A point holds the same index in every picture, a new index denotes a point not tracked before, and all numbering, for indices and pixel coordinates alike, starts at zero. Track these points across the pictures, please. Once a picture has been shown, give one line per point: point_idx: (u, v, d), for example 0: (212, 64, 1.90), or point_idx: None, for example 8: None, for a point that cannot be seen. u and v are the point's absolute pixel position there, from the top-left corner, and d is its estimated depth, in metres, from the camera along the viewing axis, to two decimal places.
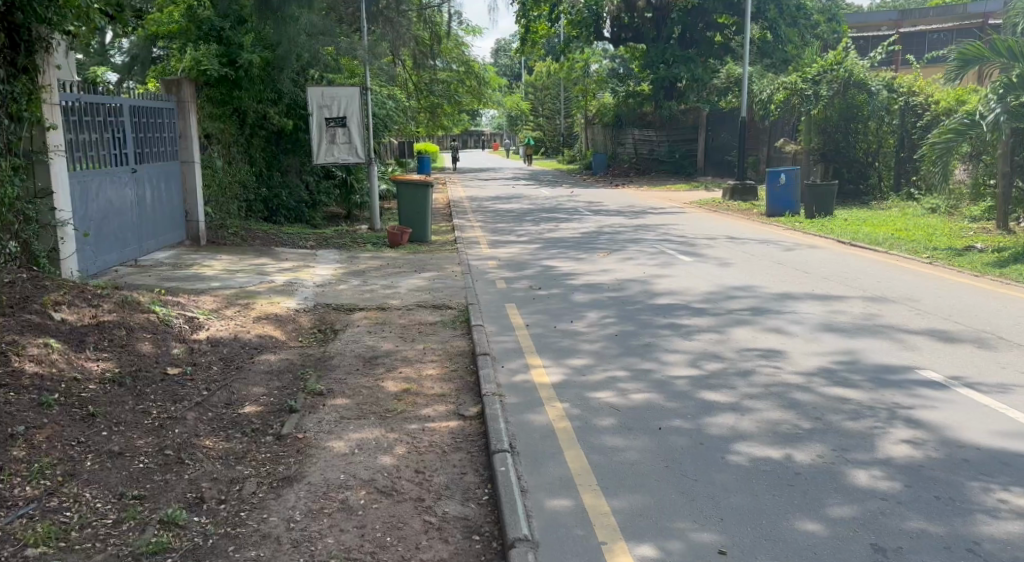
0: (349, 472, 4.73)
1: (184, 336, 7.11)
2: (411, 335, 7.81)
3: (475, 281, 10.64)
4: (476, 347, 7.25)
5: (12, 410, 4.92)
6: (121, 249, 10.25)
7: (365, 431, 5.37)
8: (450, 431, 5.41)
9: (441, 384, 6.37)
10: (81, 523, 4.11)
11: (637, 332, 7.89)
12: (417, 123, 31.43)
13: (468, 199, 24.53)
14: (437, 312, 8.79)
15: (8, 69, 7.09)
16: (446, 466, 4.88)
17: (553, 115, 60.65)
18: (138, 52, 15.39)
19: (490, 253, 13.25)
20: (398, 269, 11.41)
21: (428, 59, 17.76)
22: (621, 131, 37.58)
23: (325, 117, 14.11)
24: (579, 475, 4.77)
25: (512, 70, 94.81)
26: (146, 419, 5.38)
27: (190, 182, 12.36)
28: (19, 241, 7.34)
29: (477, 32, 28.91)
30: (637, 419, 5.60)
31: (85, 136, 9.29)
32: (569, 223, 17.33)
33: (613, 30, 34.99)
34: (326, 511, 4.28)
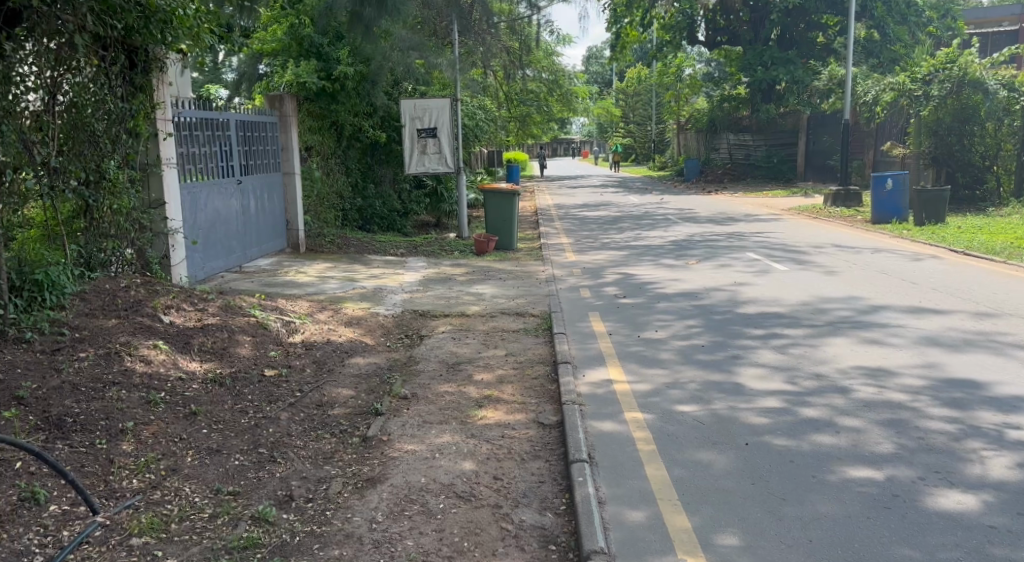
0: (430, 476, 4.94)
1: (281, 340, 7.48)
2: (494, 342, 8.01)
3: (560, 289, 10.77)
4: (557, 356, 7.39)
5: (122, 406, 5.32)
6: (227, 255, 10.82)
7: (446, 436, 5.57)
8: (528, 439, 5.56)
9: (523, 392, 6.52)
10: (180, 516, 4.42)
11: (724, 343, 7.87)
12: (506, 131, 31.78)
13: (555, 206, 24.70)
14: (519, 320, 8.96)
15: (126, 88, 7.62)
16: (524, 474, 5.03)
17: (646, 120, 60.06)
18: (243, 69, 16.08)
19: (578, 260, 13.38)
20: (485, 276, 11.62)
21: (518, 71, 17.99)
22: (715, 135, 36.88)
23: (417, 128, 14.52)
24: (660, 489, 4.84)
25: (603, 77, 94.71)
26: (243, 418, 5.71)
27: (291, 192, 12.92)
28: (134, 247, 7.88)
29: (567, 41, 29.03)
30: (722, 434, 5.62)
31: (195, 150, 9.84)
32: (657, 231, 17.26)
33: (708, 34, 34.51)
34: (406, 514, 4.49)
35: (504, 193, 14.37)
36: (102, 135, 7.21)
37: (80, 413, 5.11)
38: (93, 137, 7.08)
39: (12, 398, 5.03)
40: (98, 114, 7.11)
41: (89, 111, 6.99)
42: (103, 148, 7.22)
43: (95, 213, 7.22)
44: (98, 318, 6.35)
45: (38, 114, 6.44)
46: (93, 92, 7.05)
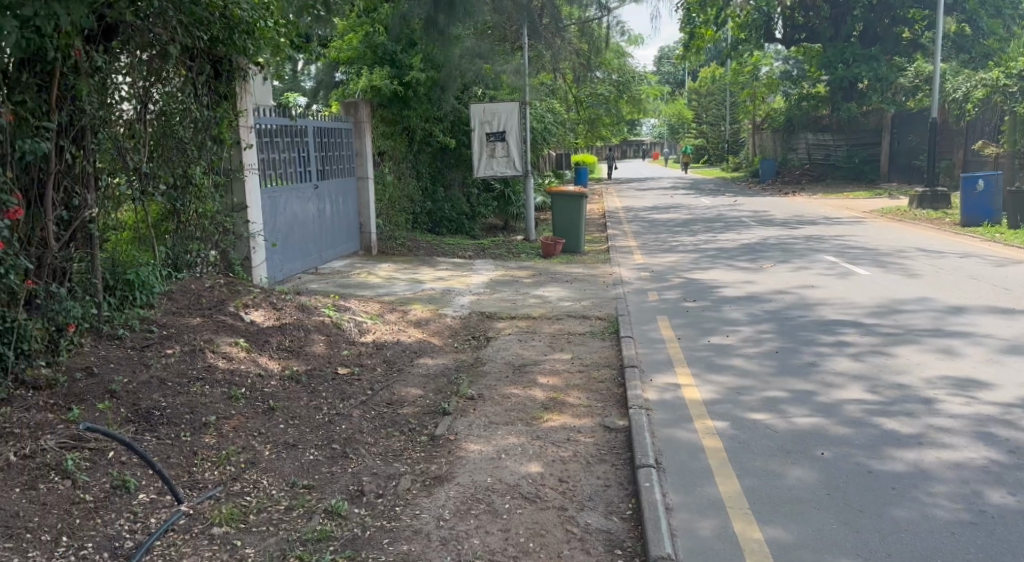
0: (496, 476, 5.06)
1: (353, 339, 7.71)
2: (560, 345, 8.10)
3: (628, 292, 10.78)
4: (624, 360, 7.42)
5: (206, 401, 5.59)
6: (304, 257, 11.19)
7: (513, 437, 5.68)
8: (594, 443, 5.63)
9: (589, 395, 6.59)
10: (258, 508, 4.63)
11: (797, 350, 7.78)
12: (576, 133, 31.84)
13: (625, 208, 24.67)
14: (586, 323, 9.02)
15: (211, 96, 8.00)
16: (590, 478, 5.10)
17: (719, 120, 59.16)
18: (321, 76, 16.52)
19: (647, 263, 13.34)
20: (553, 279, 11.70)
21: (588, 73, 18.03)
22: (793, 135, 36.30)
23: (486, 132, 14.70)
24: (731, 498, 4.86)
25: (675, 77, 93.82)
26: (318, 414, 5.92)
27: (365, 196, 13.26)
28: (218, 249, 8.31)
29: (638, 42, 28.90)
30: (797, 443, 5.59)
31: (276, 155, 10.19)
32: (729, 234, 17.07)
33: (786, 32, 33.91)
34: (473, 513, 4.61)
35: (571, 195, 14.44)
36: (188, 143, 7.58)
37: (167, 406, 5.37)
38: (180, 144, 7.46)
39: (105, 390, 5.31)
40: (184, 122, 7.47)
41: (176, 119, 7.33)
42: (189, 155, 7.59)
43: (182, 217, 7.63)
44: (183, 317, 6.71)
45: (131, 121, 6.72)
46: (182, 101, 7.41)
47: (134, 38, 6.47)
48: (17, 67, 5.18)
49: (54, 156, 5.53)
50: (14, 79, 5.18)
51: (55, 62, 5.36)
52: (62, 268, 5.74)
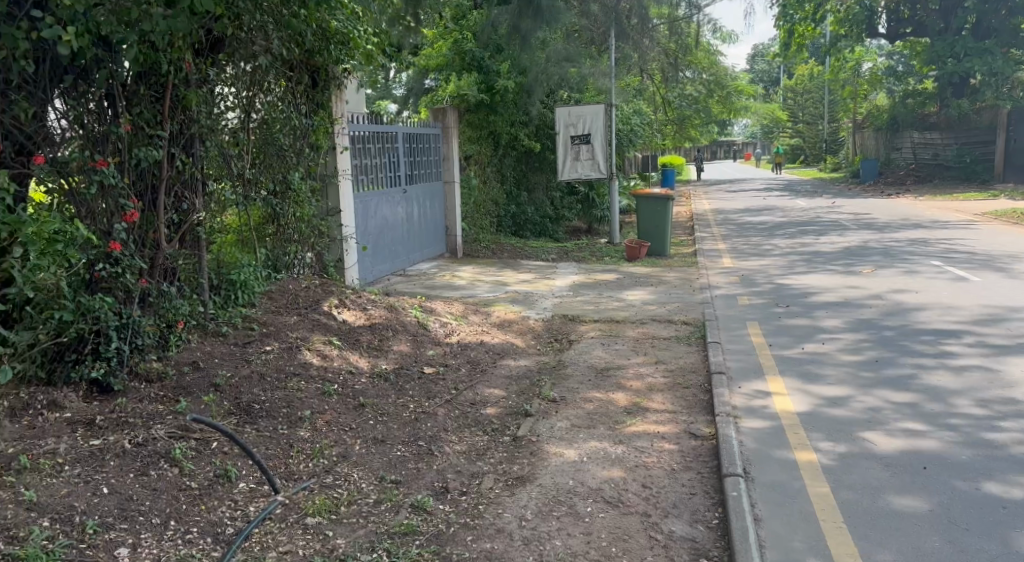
0: (578, 479, 5.14)
1: (438, 340, 7.91)
2: (645, 349, 8.11)
3: (715, 296, 10.69)
4: (711, 366, 7.40)
5: (301, 396, 5.85)
6: (392, 259, 11.54)
7: (595, 441, 5.75)
8: (679, 450, 5.64)
9: (674, 401, 6.60)
10: (349, 500, 4.82)
11: (896, 360, 7.59)
12: (664, 134, 31.58)
13: (715, 210, 24.38)
14: (672, 327, 9.00)
15: (309, 106, 8.41)
16: (675, 485, 5.12)
17: (818, 118, 57.33)
18: (411, 83, 16.86)
19: (737, 267, 13.18)
20: (638, 282, 11.70)
21: (679, 74, 17.82)
22: (897, 134, 35.30)
23: (571, 135, 14.78)
24: (822, 510, 4.81)
25: (770, 76, 91.82)
26: (405, 412, 6.12)
27: (451, 199, 13.54)
28: (314, 251, 8.72)
29: (731, 41, 28.37)
30: (895, 457, 5.49)
31: (368, 161, 10.53)
32: (824, 237, 16.66)
33: (890, 25, 32.54)
34: (555, 514, 4.71)
35: (657, 198, 14.40)
36: (288, 149, 7.96)
37: (265, 400, 5.65)
38: (280, 151, 7.82)
39: (210, 384, 5.62)
40: (285, 131, 7.85)
41: (277, 128, 7.69)
42: (289, 161, 7.97)
43: (282, 220, 8.03)
44: (281, 314, 7.10)
45: (237, 129, 7.11)
46: (283, 111, 7.79)
47: (240, 50, 6.79)
48: (135, 80, 5.53)
49: (166, 163, 5.86)
50: (132, 91, 5.53)
51: (168, 74, 5.69)
52: (171, 268, 6.10)
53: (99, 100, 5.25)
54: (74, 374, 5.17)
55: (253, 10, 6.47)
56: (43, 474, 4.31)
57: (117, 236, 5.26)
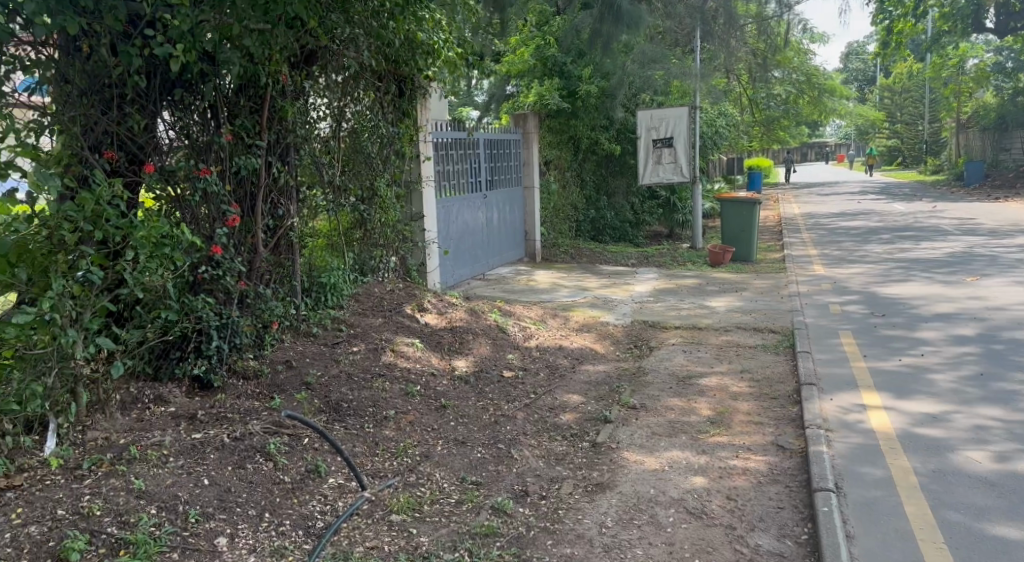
0: (659, 488, 5.16)
1: (518, 344, 8.00)
2: (728, 357, 8.04)
3: (805, 304, 10.48)
4: (801, 376, 7.28)
5: (385, 396, 6.03)
6: (473, 263, 11.73)
7: (677, 451, 5.75)
8: (766, 462, 5.58)
9: (759, 412, 6.53)
10: (432, 499, 4.96)
11: (1001, 375, 7.34)
12: (749, 136, 30.96)
13: (805, 215, 23.81)
14: (758, 336, 8.88)
15: (396, 114, 8.67)
16: (762, 498, 5.06)
17: (917, 118, 55.03)
18: (493, 90, 17.03)
19: (828, 274, 12.88)
20: (724, 289, 11.56)
21: (767, 74, 17.40)
22: (1007, 134, 34.26)
23: (653, 138, 14.75)
24: (921, 530, 4.71)
25: (864, 76, 89.00)
26: (485, 414, 6.24)
27: (531, 204, 13.67)
28: (397, 256, 8.96)
29: (823, 40, 27.46)
30: (998, 477, 5.32)
31: (450, 167, 10.73)
32: (923, 244, 16.08)
33: (998, 19, 30.10)
34: (635, 523, 4.74)
35: (744, 201, 14.24)
36: (375, 157, 8.22)
37: (353, 399, 5.86)
38: (367, 158, 8.08)
39: (301, 382, 5.88)
40: (372, 139, 8.09)
41: (365, 136, 7.97)
42: (376, 168, 8.24)
43: (369, 225, 8.31)
44: (367, 317, 7.38)
45: (328, 137, 7.39)
46: (370, 120, 8.02)
47: (331, 63, 7.06)
48: (236, 92, 5.80)
49: (263, 172, 6.14)
50: (234, 103, 5.81)
51: (266, 87, 5.95)
52: (266, 270, 6.40)
53: (204, 112, 5.52)
54: (178, 371, 5.47)
55: (344, 22, 6.72)
56: (151, 464, 4.53)
57: (219, 241, 5.51)
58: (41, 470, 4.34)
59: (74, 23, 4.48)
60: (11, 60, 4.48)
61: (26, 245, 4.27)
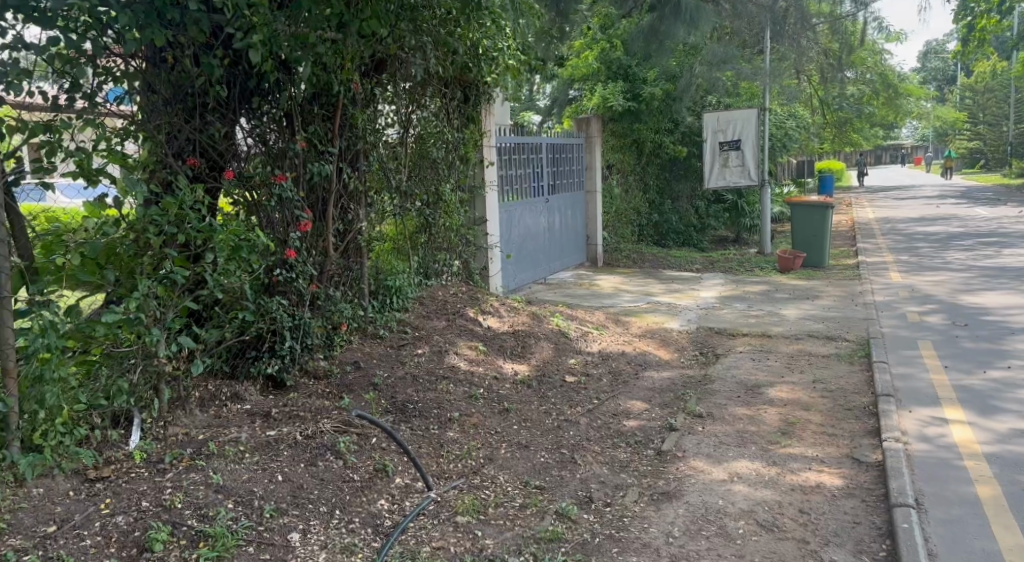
0: (727, 499, 5.11)
1: (581, 348, 8.02)
2: (799, 366, 7.92)
3: (881, 313, 10.23)
4: (877, 388, 7.12)
5: (450, 399, 6.11)
6: (534, 268, 11.78)
7: (745, 461, 5.69)
8: (841, 476, 5.48)
9: (833, 423, 6.42)
10: (496, 502, 4.99)
11: None
12: (819, 138, 30.31)
13: (879, 219, 23.19)
14: (831, 345, 8.72)
15: (462, 120, 8.80)
16: (837, 513, 4.98)
17: (1000, 119, 53.01)
18: (555, 94, 17.11)
19: (904, 282, 12.54)
20: (794, 296, 11.37)
21: (839, 75, 17.02)
22: None
23: (720, 141, 14.59)
24: (1009, 551, 4.57)
25: (940, 76, 86.24)
26: (547, 419, 6.27)
27: (593, 209, 13.66)
28: (461, 259, 9.08)
29: (899, 39, 26.66)
30: None
31: (513, 171, 10.80)
32: (1006, 252, 15.51)
33: None
34: (704, 534, 4.71)
35: (816, 204, 13.97)
36: (440, 162, 8.35)
37: (418, 400, 5.96)
38: (433, 163, 8.20)
39: (369, 383, 5.99)
40: (438, 144, 8.21)
41: (431, 142, 8.09)
42: (441, 173, 8.38)
43: (433, 228, 8.43)
44: (431, 319, 7.49)
45: (396, 143, 7.53)
46: (436, 125, 8.15)
47: (400, 70, 7.19)
48: (310, 100, 5.99)
49: (335, 177, 6.29)
50: (308, 111, 5.99)
51: (338, 94, 6.12)
52: (336, 273, 6.55)
53: (281, 120, 5.69)
54: (253, 369, 5.63)
55: (413, 30, 6.84)
56: (228, 460, 4.68)
57: (292, 244, 5.66)
58: (126, 463, 4.51)
59: (162, 36, 4.66)
60: (101, 72, 4.63)
61: (115, 248, 4.47)
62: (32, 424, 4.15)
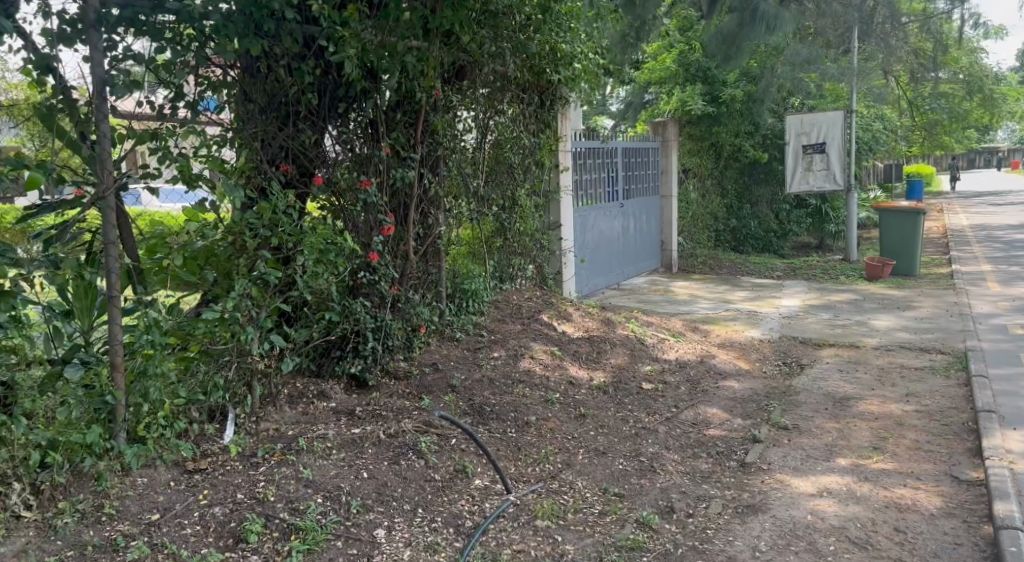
0: (816, 514, 5.00)
1: (657, 356, 7.96)
2: (890, 379, 7.70)
3: (979, 324, 9.85)
4: (977, 403, 6.86)
5: (528, 403, 6.14)
6: (608, 273, 11.77)
7: (834, 476, 5.56)
8: (939, 494, 5.31)
9: (929, 439, 6.21)
10: (576, 508, 4.99)
11: None
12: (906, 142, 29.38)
13: (972, 226, 22.34)
14: (924, 357, 8.46)
15: (537, 125, 8.84)
16: (936, 533, 4.82)
17: None
18: (631, 98, 17.02)
19: (1000, 292, 12.05)
20: (882, 305, 11.06)
21: (929, 76, 16.46)
22: None
23: (803, 144, 14.32)
24: None
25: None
26: (625, 426, 6.24)
27: (667, 214, 13.57)
28: (535, 264, 9.13)
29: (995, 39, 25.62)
30: None
31: (587, 176, 10.80)
32: None
33: None
34: (793, 549, 4.62)
35: (906, 210, 13.55)
36: (517, 167, 8.40)
37: (495, 403, 6.00)
38: (510, 167, 8.27)
39: (447, 385, 6.07)
40: (515, 149, 8.27)
41: (508, 148, 8.15)
42: (517, 178, 8.44)
43: (509, 233, 8.48)
44: (508, 323, 7.54)
45: (473, 148, 7.60)
46: (513, 131, 8.19)
47: (480, 77, 7.26)
48: (393, 108, 6.11)
49: (416, 183, 6.40)
50: (391, 118, 6.12)
51: (421, 102, 6.20)
52: (416, 277, 6.65)
53: (366, 127, 5.82)
54: (338, 369, 5.78)
55: (495, 37, 6.90)
56: (317, 455, 4.79)
57: (376, 248, 5.77)
58: (222, 456, 4.68)
59: (258, 47, 4.82)
60: (201, 81, 4.89)
61: (214, 250, 4.62)
62: (137, 416, 4.35)
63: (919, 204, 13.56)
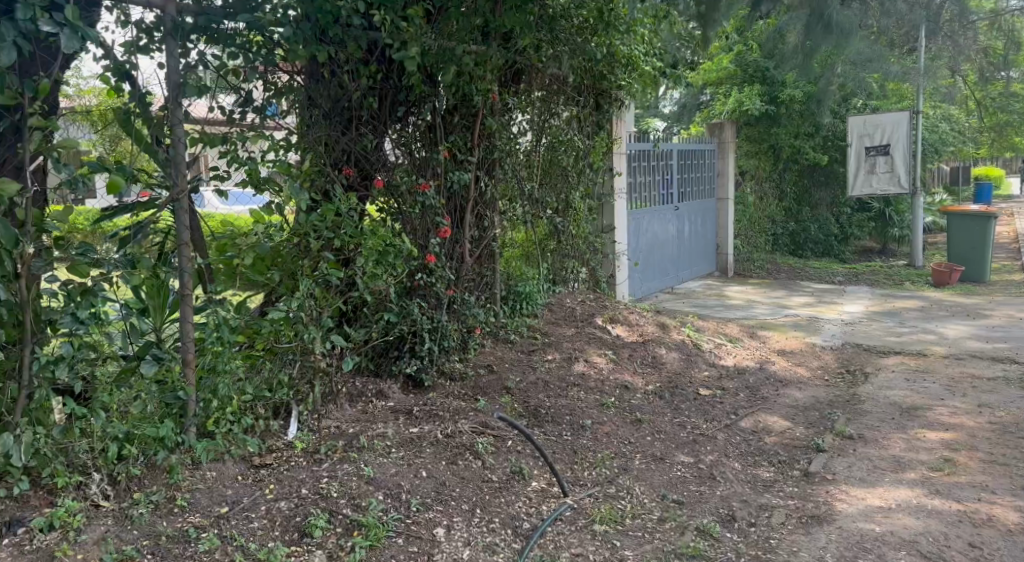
0: (885, 527, 4.89)
1: (715, 362, 7.88)
2: (960, 389, 7.49)
3: None
4: None
5: (584, 407, 6.12)
6: (662, 276, 11.71)
7: (902, 488, 5.42)
8: (1015, 509, 5.14)
9: (1003, 452, 6.02)
10: (634, 513, 4.96)
11: None
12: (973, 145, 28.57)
13: None
14: (997, 366, 8.21)
15: (592, 127, 8.83)
16: (1013, 549, 4.66)
17: None
18: (686, 100, 16.89)
19: None
20: (951, 313, 10.76)
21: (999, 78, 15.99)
22: None
23: (866, 145, 14.03)
24: None
25: None
26: (683, 432, 6.17)
27: (724, 217, 13.41)
28: (590, 267, 9.10)
29: None
30: None
31: (642, 179, 10.75)
32: None
33: None
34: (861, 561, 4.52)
35: (976, 214, 13.21)
36: (571, 170, 8.40)
37: (551, 406, 5.99)
38: (564, 169, 8.27)
39: (503, 386, 6.09)
40: (570, 151, 8.27)
41: (564, 151, 8.15)
42: (571, 181, 8.44)
43: (563, 237, 8.48)
44: (562, 327, 7.53)
45: (529, 151, 7.62)
46: (568, 134, 8.18)
47: (536, 80, 7.29)
48: (450, 111, 6.16)
49: (473, 186, 6.45)
50: (449, 122, 6.20)
51: (478, 105, 6.23)
52: (471, 279, 6.69)
53: (425, 130, 5.89)
54: (395, 368, 5.84)
55: (554, 40, 6.90)
56: (377, 454, 4.84)
57: (432, 250, 5.79)
58: (287, 452, 4.77)
59: (323, 53, 4.90)
60: (269, 87, 4.99)
61: (281, 250, 4.82)
62: (206, 411, 4.46)
63: (989, 208, 13.20)
